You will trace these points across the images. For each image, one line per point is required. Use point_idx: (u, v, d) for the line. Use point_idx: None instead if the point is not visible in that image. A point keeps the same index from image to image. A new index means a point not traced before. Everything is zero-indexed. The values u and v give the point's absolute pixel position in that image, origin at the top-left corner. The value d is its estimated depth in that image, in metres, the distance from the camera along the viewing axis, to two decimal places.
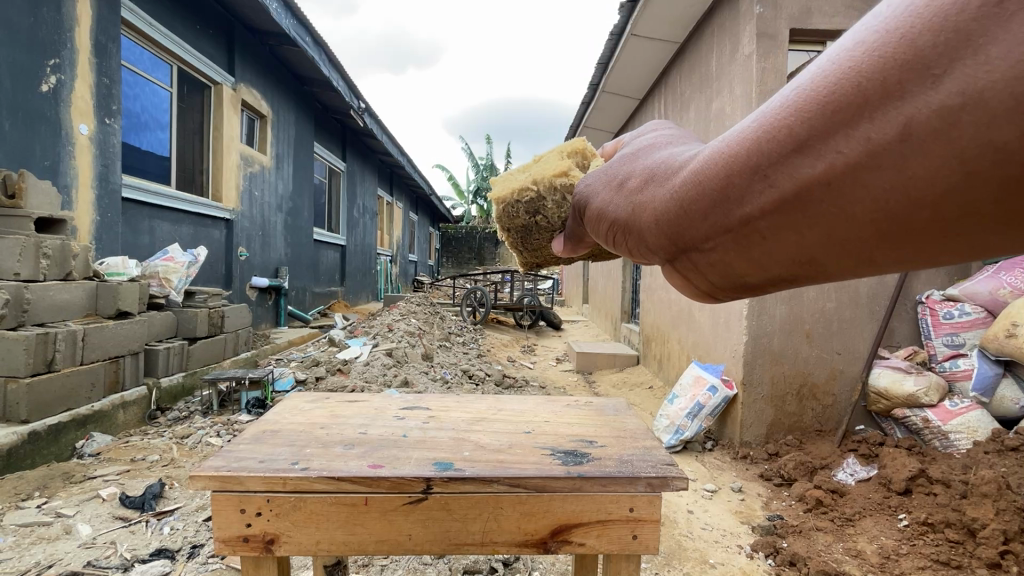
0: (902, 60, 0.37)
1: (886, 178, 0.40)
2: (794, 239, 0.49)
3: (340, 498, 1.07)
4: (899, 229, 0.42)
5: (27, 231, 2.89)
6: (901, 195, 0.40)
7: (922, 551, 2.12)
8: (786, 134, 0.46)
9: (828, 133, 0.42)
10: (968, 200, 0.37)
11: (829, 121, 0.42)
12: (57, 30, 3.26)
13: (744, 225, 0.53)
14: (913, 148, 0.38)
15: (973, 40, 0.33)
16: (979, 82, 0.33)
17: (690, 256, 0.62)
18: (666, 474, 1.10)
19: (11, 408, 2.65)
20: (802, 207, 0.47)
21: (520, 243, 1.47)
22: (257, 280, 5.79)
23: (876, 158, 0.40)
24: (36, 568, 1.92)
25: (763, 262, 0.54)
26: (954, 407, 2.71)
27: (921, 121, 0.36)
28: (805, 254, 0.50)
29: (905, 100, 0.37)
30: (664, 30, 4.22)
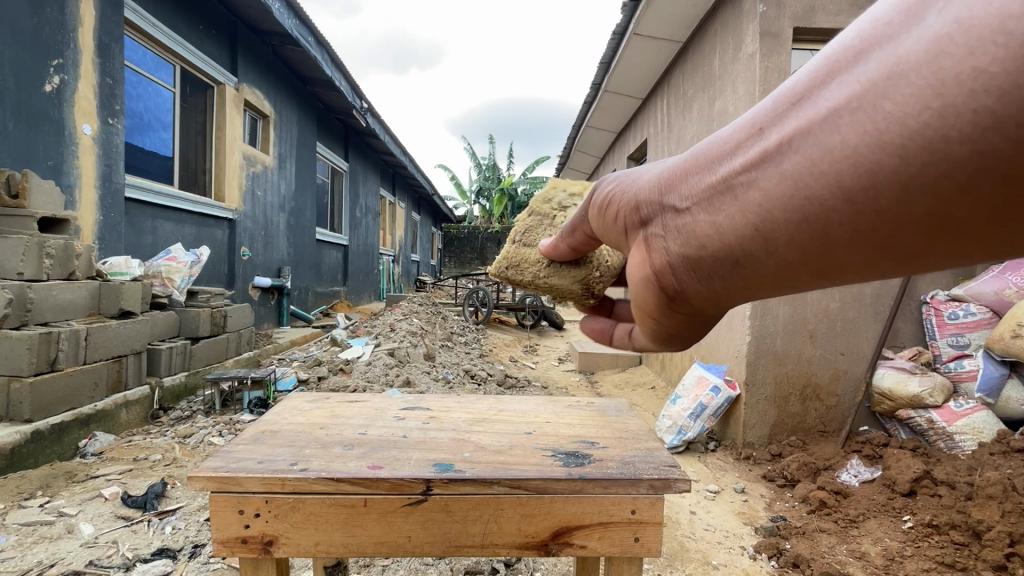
0: (900, 17, 0.45)
1: (863, 120, 0.46)
2: (768, 185, 0.55)
3: (339, 500, 1.06)
4: (862, 172, 0.47)
5: (31, 231, 2.90)
6: (902, 160, 0.44)
7: (926, 553, 2.11)
8: (794, 90, 0.53)
9: (825, 85, 0.50)
10: (959, 161, 0.41)
11: (827, 73, 0.50)
12: (61, 30, 3.27)
13: (736, 175, 0.60)
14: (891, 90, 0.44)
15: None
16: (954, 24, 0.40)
17: (680, 213, 0.68)
18: (668, 475, 1.09)
19: (14, 408, 2.66)
20: (788, 152, 0.53)
21: (518, 235, 1.56)
22: (260, 280, 5.80)
23: (859, 104, 0.46)
24: (38, 567, 1.92)
25: (738, 213, 0.59)
26: (958, 408, 2.69)
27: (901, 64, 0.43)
28: (772, 205, 0.55)
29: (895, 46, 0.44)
30: (667, 29, 4.21)
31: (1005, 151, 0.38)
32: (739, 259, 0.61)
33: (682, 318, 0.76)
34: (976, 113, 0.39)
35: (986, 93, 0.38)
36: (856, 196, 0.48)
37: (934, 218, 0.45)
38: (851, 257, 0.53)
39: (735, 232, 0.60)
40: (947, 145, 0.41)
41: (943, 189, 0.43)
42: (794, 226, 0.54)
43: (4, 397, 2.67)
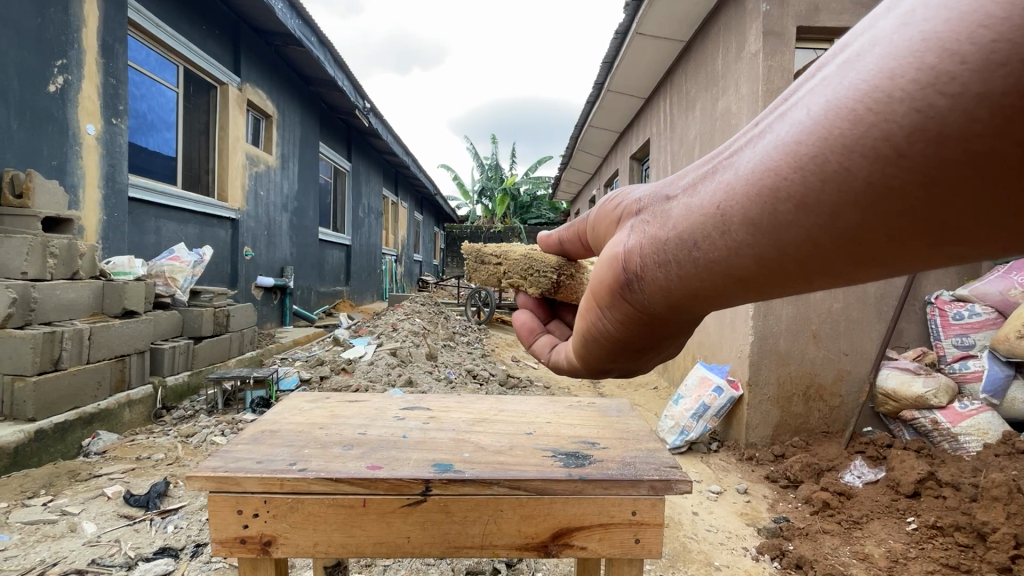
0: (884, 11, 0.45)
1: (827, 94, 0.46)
2: (739, 164, 0.54)
3: (338, 500, 1.06)
4: (813, 139, 0.46)
5: (35, 230, 2.91)
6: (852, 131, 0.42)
7: (930, 554, 2.10)
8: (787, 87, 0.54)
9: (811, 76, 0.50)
10: (910, 129, 0.39)
11: (816, 65, 0.50)
12: (64, 31, 3.28)
13: (719, 161, 0.59)
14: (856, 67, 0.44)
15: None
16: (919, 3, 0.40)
17: (665, 203, 0.68)
18: (669, 476, 1.08)
19: (18, 407, 2.67)
20: (764, 133, 0.53)
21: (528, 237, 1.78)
22: (263, 280, 5.82)
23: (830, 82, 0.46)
24: (41, 566, 1.92)
25: (707, 192, 0.58)
26: (963, 409, 2.67)
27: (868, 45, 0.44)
28: (734, 181, 0.54)
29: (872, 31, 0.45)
30: (670, 28, 4.20)
31: (941, 107, 0.37)
32: (694, 242, 0.59)
33: (642, 315, 0.72)
34: (919, 68, 0.38)
35: (930, 48, 0.37)
36: (805, 165, 0.46)
37: (874, 191, 0.43)
38: (796, 240, 0.49)
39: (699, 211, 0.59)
40: (889, 106, 0.40)
41: (883, 154, 0.41)
42: (748, 202, 0.52)
43: (8, 396, 2.68)
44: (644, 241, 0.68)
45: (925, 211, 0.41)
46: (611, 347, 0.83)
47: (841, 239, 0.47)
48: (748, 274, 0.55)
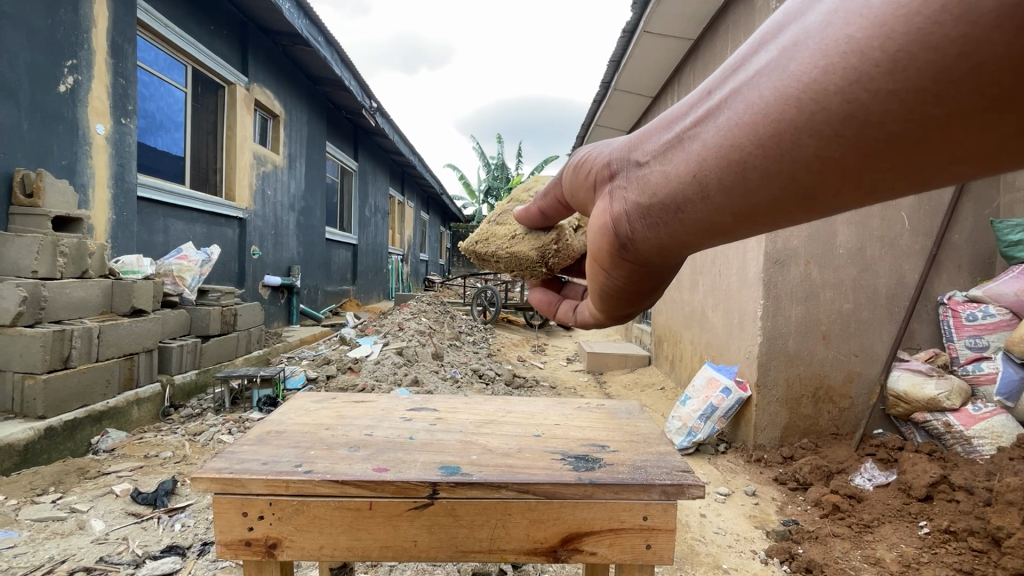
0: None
1: (780, 74, 0.50)
2: (706, 137, 0.59)
3: (343, 503, 1.05)
4: (769, 111, 0.51)
5: (45, 229, 2.95)
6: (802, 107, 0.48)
7: (944, 559, 2.06)
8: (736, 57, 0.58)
9: (758, 52, 0.55)
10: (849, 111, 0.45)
11: (762, 40, 0.54)
12: (75, 31, 3.31)
13: (686, 131, 0.63)
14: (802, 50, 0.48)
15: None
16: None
17: (638, 171, 0.73)
18: (682, 481, 1.07)
19: (29, 404, 2.70)
20: (724, 107, 0.57)
21: (493, 217, 1.72)
22: (270, 279, 5.84)
23: (782, 61, 0.50)
24: (49, 563, 1.93)
25: (683, 162, 0.63)
26: (976, 412, 2.63)
27: (811, 29, 0.48)
28: (705, 151, 0.59)
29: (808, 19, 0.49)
30: (678, 26, 4.16)
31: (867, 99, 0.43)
32: (679, 206, 0.65)
33: (631, 270, 0.80)
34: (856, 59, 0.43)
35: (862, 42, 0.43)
36: (766, 140, 0.52)
37: (820, 159, 0.49)
38: (763, 201, 0.56)
39: (678, 179, 0.64)
40: (828, 94, 0.46)
41: (830, 134, 0.47)
42: (719, 168, 0.58)
43: (19, 394, 2.71)
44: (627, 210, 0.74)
45: (862, 174, 0.48)
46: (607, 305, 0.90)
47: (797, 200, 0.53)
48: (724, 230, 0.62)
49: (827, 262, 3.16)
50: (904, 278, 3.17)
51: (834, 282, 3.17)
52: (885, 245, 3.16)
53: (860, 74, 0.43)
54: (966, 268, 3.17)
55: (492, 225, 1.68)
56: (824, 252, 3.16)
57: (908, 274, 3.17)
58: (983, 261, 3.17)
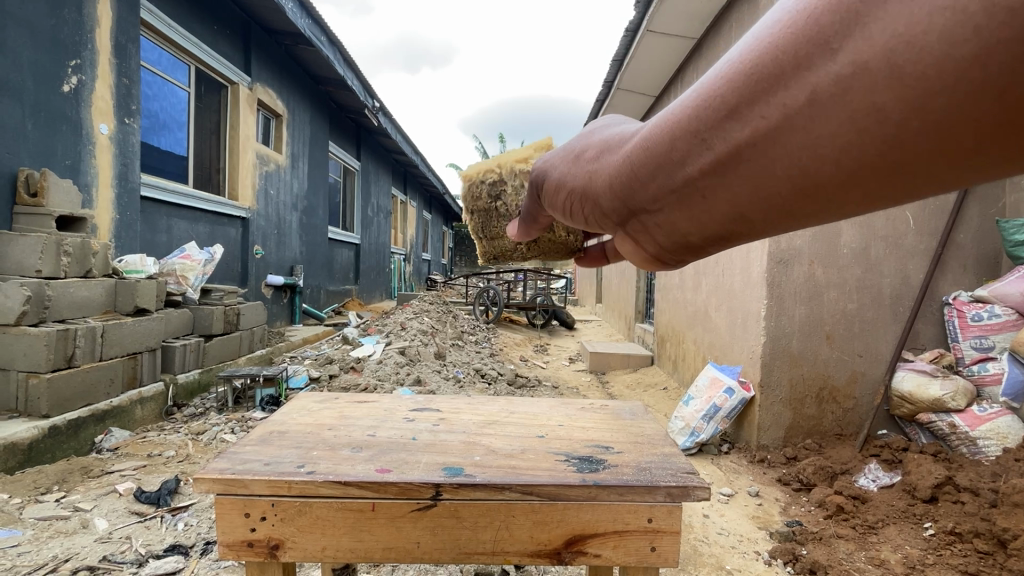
0: (797, 15, 0.39)
1: (798, 139, 0.42)
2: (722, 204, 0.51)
3: (346, 504, 1.05)
4: (777, 163, 0.44)
5: (49, 228, 2.95)
6: (815, 161, 0.42)
7: (949, 561, 2.05)
8: (710, 101, 0.47)
9: (728, 89, 0.45)
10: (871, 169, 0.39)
11: (733, 71, 0.45)
12: (78, 31, 3.31)
13: (662, 174, 0.55)
14: (821, 114, 0.39)
15: (860, 18, 0.35)
16: (865, 54, 0.35)
17: (622, 209, 0.66)
18: (687, 483, 1.06)
19: (33, 403, 2.71)
20: (707, 150, 0.49)
21: (482, 231, 1.56)
22: (273, 278, 5.85)
23: (792, 124, 0.41)
24: (53, 562, 1.93)
25: (679, 207, 0.56)
26: (982, 412, 2.62)
27: (824, 89, 0.38)
28: (723, 217, 0.52)
29: (810, 72, 0.39)
30: (681, 25, 4.14)
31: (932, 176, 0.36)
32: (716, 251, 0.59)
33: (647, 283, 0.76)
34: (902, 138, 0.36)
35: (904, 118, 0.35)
36: (777, 189, 0.46)
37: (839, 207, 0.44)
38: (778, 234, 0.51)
39: (701, 235, 0.57)
40: (847, 151, 0.39)
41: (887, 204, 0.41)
42: (723, 213, 0.52)
43: (23, 393, 2.72)
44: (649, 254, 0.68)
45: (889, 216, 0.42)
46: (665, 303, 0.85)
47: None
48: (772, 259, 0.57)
49: (830, 262, 3.15)
50: (909, 277, 3.15)
51: (838, 282, 3.16)
52: (890, 245, 3.15)
53: (916, 154, 0.36)
54: (971, 268, 3.15)
55: (489, 241, 1.57)
56: (828, 252, 3.15)
57: (913, 274, 3.15)
58: (988, 261, 3.15)
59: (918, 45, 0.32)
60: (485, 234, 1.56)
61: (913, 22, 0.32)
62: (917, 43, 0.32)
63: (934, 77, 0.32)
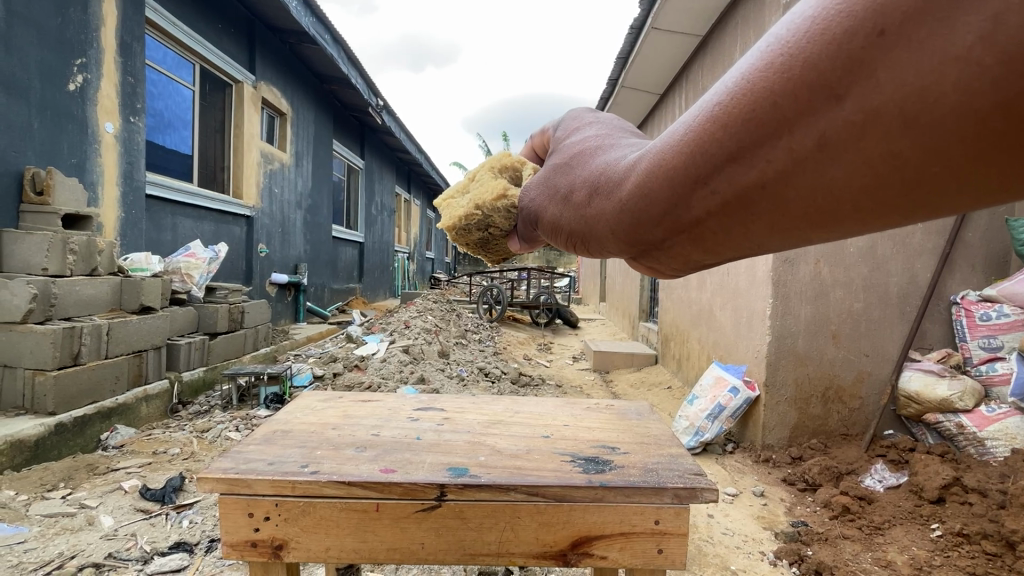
0: (789, 62, 0.38)
1: (810, 183, 0.40)
2: (740, 237, 0.49)
3: (350, 504, 1.05)
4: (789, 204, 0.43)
5: (55, 226, 2.97)
6: (833, 202, 0.40)
7: (956, 563, 2.03)
8: (709, 145, 0.45)
9: (727, 136, 0.44)
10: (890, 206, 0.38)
11: (727, 118, 0.43)
12: (83, 30, 3.32)
13: (667, 215, 0.54)
14: (832, 158, 0.38)
15: (865, 63, 0.34)
16: (875, 101, 0.34)
17: (626, 244, 0.64)
18: (695, 485, 1.06)
19: (39, 400, 2.72)
20: (713, 193, 0.48)
21: (484, 249, 1.33)
22: (277, 276, 5.86)
23: (801, 168, 0.40)
24: (59, 559, 1.94)
25: (690, 244, 0.55)
26: (990, 413, 2.59)
27: (834, 134, 0.37)
28: (740, 248, 0.51)
29: (814, 118, 0.37)
30: (686, 22, 4.12)
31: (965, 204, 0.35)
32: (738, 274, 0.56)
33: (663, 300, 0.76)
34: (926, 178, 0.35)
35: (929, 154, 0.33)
36: (793, 226, 0.44)
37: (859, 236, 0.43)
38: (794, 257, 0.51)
39: (718, 259, 0.57)
40: (864, 193, 0.38)
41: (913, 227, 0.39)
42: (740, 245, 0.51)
43: (29, 390, 2.73)
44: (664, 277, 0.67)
45: None
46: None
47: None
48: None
49: (837, 261, 3.13)
50: (916, 277, 3.13)
51: (844, 281, 3.14)
52: (897, 244, 3.12)
53: (943, 190, 0.35)
54: (980, 267, 3.12)
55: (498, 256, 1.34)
56: (834, 251, 3.13)
57: (920, 273, 3.12)
58: (997, 260, 3.12)
59: (932, 96, 0.31)
60: (490, 251, 1.31)
61: (925, 73, 0.31)
62: (930, 91, 0.31)
63: (948, 122, 0.31)
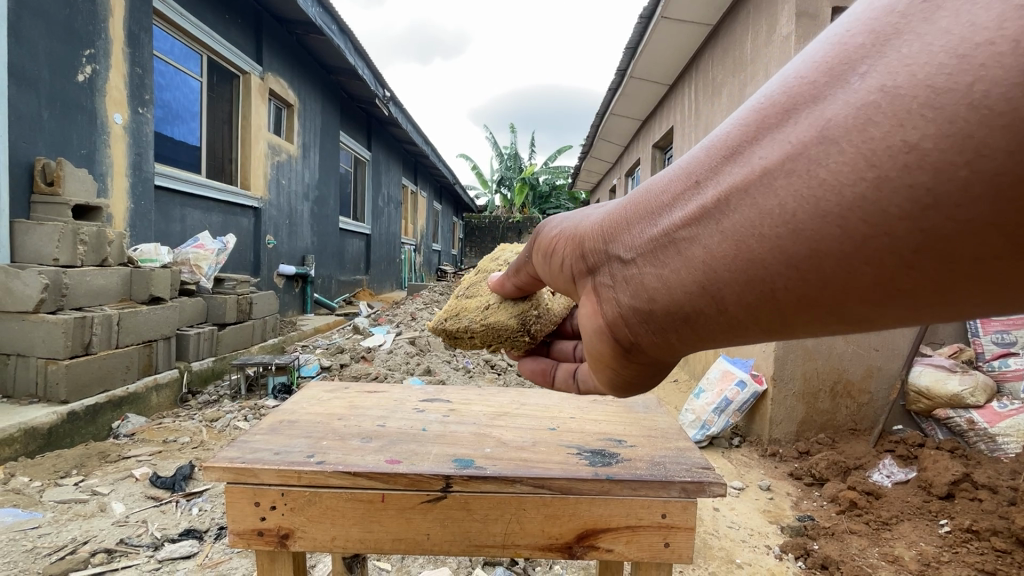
0: (820, 59, 0.46)
1: (800, 179, 0.46)
2: (715, 246, 0.52)
3: (356, 494, 1.05)
4: (777, 206, 0.48)
5: (66, 217, 3.00)
6: (814, 207, 0.45)
7: (965, 559, 2.01)
8: (726, 141, 0.53)
9: (744, 130, 0.51)
10: (877, 212, 0.42)
11: (754, 115, 0.51)
12: (92, 21, 3.32)
13: (664, 209, 0.60)
14: (828, 151, 0.44)
15: (897, 38, 0.41)
16: (894, 83, 0.40)
17: (604, 257, 0.68)
18: (703, 479, 1.05)
19: (52, 389, 2.76)
20: (710, 188, 0.54)
21: (464, 291, 1.46)
22: (285, 268, 5.89)
23: (795, 160, 0.46)
24: (72, 544, 1.97)
25: (663, 255, 0.59)
26: (1002, 409, 2.57)
27: (841, 119, 0.43)
28: (702, 266, 0.54)
29: (826, 102, 0.44)
30: (697, 11, 4.05)
31: (946, 228, 0.40)
32: (692, 315, 0.57)
33: (603, 367, 0.74)
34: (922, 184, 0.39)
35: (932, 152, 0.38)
36: (768, 237, 0.48)
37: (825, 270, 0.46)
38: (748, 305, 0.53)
39: (670, 297, 0.59)
40: (855, 195, 0.42)
41: (880, 254, 0.43)
42: (705, 265, 0.54)
43: (41, 378, 2.77)
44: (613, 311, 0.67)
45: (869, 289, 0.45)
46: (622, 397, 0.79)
47: (838, 320, 0.49)
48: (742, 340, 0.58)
49: None
50: None
51: None
52: None
53: (940, 195, 0.39)
54: None
55: (463, 300, 1.42)
56: None
57: None
58: None
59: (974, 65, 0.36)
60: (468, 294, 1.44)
61: (970, 38, 0.36)
62: (971, 60, 0.36)
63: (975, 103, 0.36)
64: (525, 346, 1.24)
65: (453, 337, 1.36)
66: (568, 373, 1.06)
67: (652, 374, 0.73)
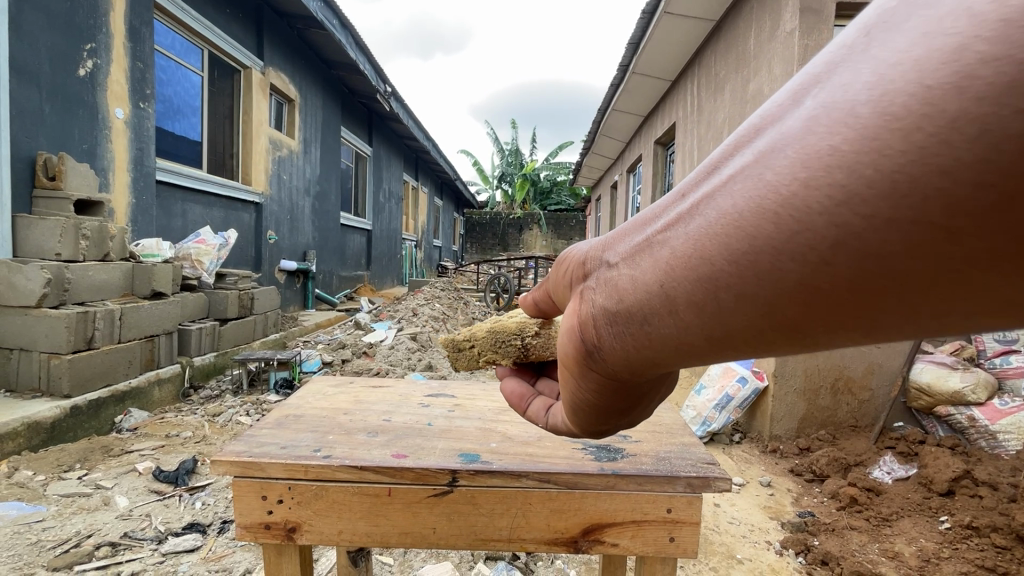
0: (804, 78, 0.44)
1: (754, 178, 0.42)
2: (672, 244, 0.49)
3: (363, 488, 1.06)
4: (727, 206, 0.44)
5: (67, 212, 3.00)
6: (757, 205, 0.41)
7: (965, 555, 2.02)
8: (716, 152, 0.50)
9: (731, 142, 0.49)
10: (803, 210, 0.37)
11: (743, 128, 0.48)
12: (92, 15, 3.31)
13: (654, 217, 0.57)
14: (779, 152, 0.40)
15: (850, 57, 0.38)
16: (837, 95, 0.37)
17: (597, 267, 0.65)
18: (708, 474, 1.05)
19: (55, 383, 2.77)
20: (689, 194, 0.51)
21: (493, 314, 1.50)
22: (286, 263, 5.89)
23: (756, 163, 0.42)
24: (76, 537, 1.98)
25: (636, 260, 0.55)
26: (1003, 406, 2.56)
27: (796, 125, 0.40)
28: (662, 266, 0.50)
29: (790, 113, 0.41)
30: (700, 6, 4.03)
31: (857, 224, 0.34)
32: (642, 318, 0.52)
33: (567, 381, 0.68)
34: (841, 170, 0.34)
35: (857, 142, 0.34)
36: (713, 237, 0.44)
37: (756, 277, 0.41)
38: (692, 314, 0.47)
39: (630, 299, 0.54)
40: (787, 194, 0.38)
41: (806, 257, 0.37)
42: (663, 266, 0.49)
43: (44, 372, 2.77)
44: (581, 313, 0.63)
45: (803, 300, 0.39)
46: (580, 420, 0.71)
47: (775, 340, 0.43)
48: (687, 355, 0.51)
49: None
50: None
51: None
52: None
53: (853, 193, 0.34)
54: None
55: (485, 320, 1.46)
56: None
57: None
58: None
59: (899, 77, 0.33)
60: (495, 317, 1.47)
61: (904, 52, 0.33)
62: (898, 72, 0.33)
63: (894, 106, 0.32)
64: (515, 356, 1.20)
65: (457, 349, 1.39)
66: (545, 405, 0.92)
67: (615, 399, 0.65)
